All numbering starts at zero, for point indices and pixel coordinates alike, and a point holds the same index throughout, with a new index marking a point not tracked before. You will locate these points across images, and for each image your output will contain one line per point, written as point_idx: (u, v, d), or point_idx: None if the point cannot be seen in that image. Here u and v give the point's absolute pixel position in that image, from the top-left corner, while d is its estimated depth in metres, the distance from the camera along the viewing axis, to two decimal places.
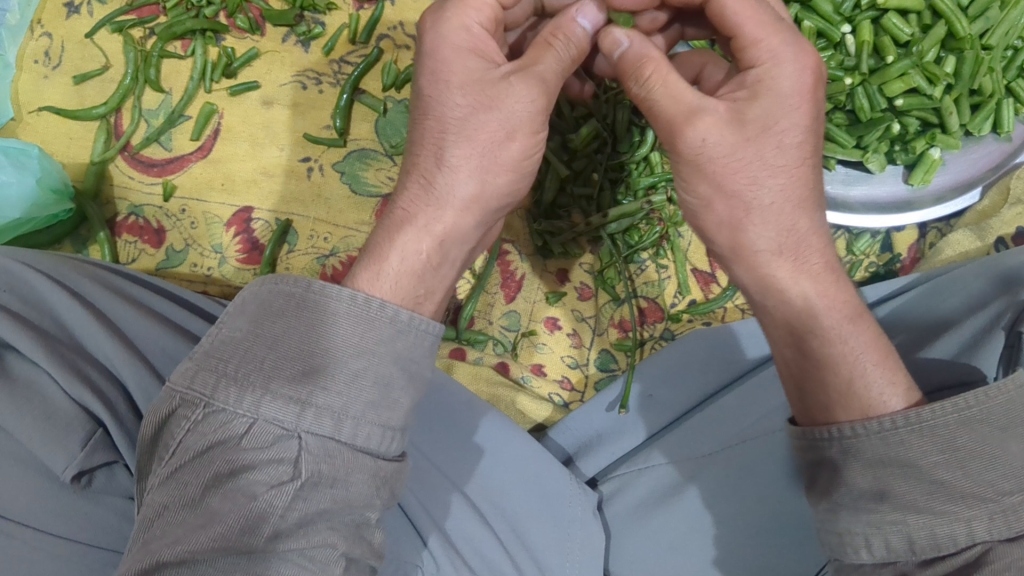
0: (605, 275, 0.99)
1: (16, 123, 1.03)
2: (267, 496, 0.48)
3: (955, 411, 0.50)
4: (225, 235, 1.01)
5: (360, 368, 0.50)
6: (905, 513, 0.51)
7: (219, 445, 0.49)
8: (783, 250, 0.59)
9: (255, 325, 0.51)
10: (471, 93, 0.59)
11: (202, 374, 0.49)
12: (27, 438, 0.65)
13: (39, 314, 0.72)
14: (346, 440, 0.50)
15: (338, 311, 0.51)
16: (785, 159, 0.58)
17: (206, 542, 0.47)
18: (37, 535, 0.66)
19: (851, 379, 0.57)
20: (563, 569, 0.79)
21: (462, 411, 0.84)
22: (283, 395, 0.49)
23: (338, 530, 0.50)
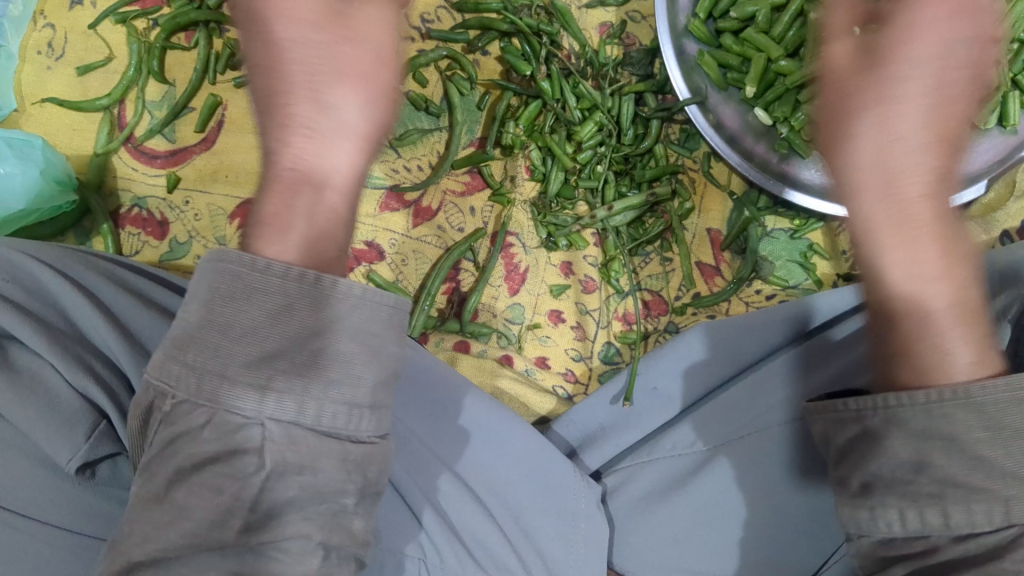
0: (610, 266, 0.98)
1: (19, 115, 1.03)
2: (235, 488, 0.47)
3: (1009, 389, 0.50)
4: (229, 227, 1.01)
5: (320, 345, 0.49)
6: (944, 486, 0.51)
7: (183, 437, 0.47)
8: (892, 187, 0.51)
9: (205, 310, 0.47)
10: (325, 26, 0.52)
11: (168, 363, 0.47)
12: (31, 430, 0.65)
13: (45, 306, 0.72)
14: (311, 425, 0.48)
15: (286, 292, 0.48)
16: (911, 87, 0.50)
17: (176, 539, 0.47)
18: (44, 527, 0.66)
19: (927, 342, 0.53)
20: (567, 561, 0.79)
21: (447, 397, 0.83)
22: (242, 382, 0.47)
23: (314, 521, 0.48)
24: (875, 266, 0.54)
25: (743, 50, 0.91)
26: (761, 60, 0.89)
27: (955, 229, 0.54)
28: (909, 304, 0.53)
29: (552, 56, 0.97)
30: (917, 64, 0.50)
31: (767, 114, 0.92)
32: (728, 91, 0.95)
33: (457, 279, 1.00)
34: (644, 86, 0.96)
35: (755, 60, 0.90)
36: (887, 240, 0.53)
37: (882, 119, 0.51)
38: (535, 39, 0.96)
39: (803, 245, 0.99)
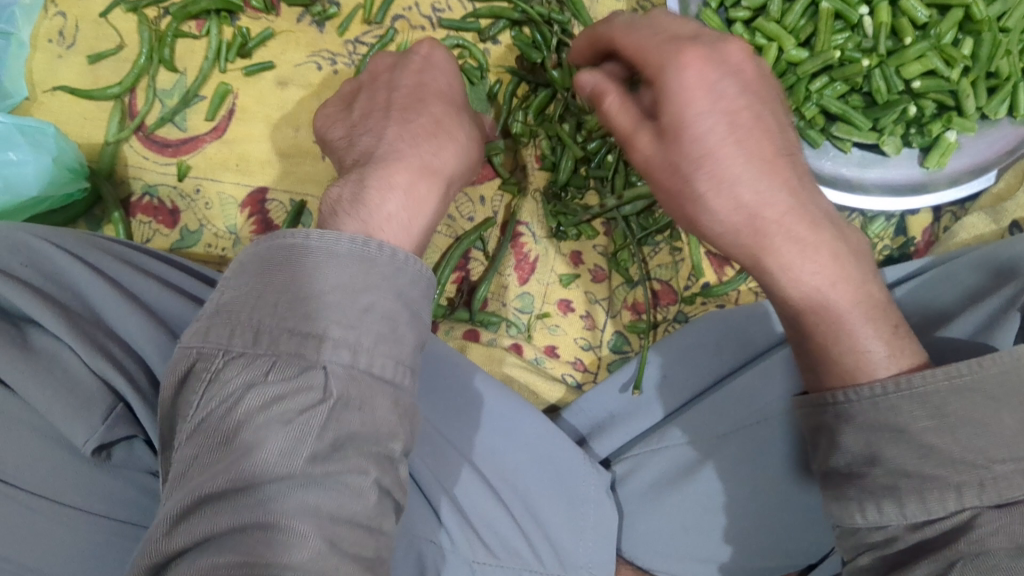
0: (620, 257, 0.99)
1: (31, 103, 1.03)
2: (299, 422, 0.48)
3: (945, 378, 0.54)
4: (239, 215, 1.01)
5: (369, 302, 0.51)
6: (896, 477, 0.55)
7: (241, 387, 0.48)
8: (759, 220, 0.58)
9: (259, 277, 0.52)
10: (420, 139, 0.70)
11: (217, 327, 0.50)
12: (48, 410, 0.65)
13: (61, 291, 0.72)
14: (367, 370, 0.50)
15: (340, 250, 0.52)
16: (705, 140, 0.56)
17: (247, 470, 0.46)
18: (60, 509, 0.66)
19: (841, 345, 0.60)
20: (579, 547, 0.80)
21: (458, 382, 0.83)
22: (299, 331, 0.50)
23: (370, 457, 0.49)
24: (775, 281, 0.61)
25: (755, 39, 0.90)
26: (772, 50, 0.90)
27: (829, 240, 0.60)
28: (812, 313, 0.61)
29: (564, 46, 0.96)
30: (703, 126, 0.56)
31: None
32: None
33: (467, 268, 1.00)
34: None
35: (767, 49, 0.90)
36: (781, 256, 0.59)
37: (711, 186, 0.57)
38: (546, 28, 0.95)
39: None
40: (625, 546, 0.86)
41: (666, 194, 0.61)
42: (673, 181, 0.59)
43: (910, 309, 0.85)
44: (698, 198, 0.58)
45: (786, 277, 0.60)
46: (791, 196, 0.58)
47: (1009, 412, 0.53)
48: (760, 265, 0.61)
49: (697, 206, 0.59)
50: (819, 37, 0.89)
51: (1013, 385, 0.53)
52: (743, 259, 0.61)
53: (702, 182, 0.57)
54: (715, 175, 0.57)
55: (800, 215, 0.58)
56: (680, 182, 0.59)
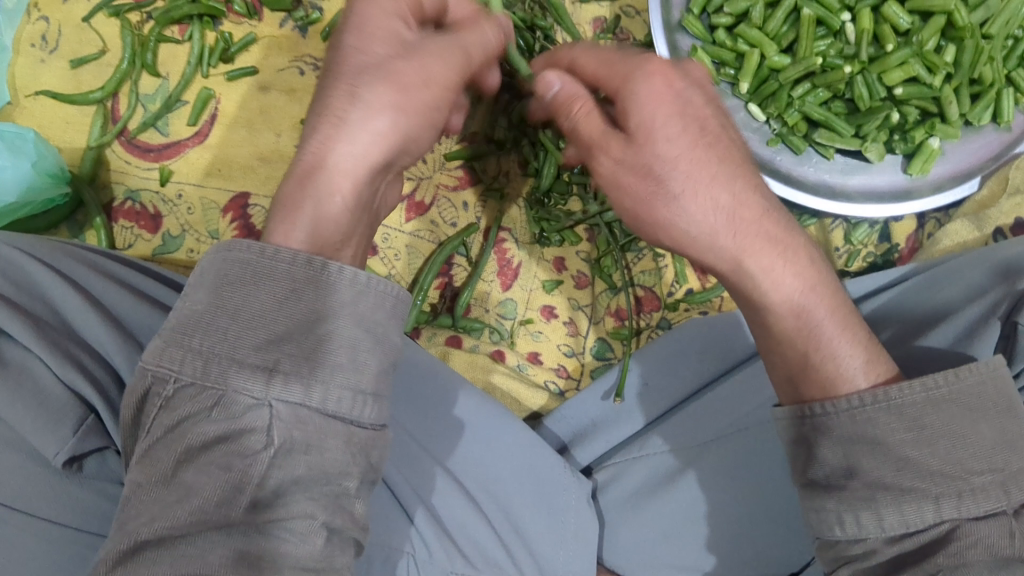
0: (602, 263, 0.98)
1: (12, 107, 1.03)
2: (244, 465, 0.49)
3: (923, 392, 0.54)
4: (221, 222, 1.00)
5: (328, 334, 0.51)
6: (874, 489, 0.54)
7: (189, 419, 0.49)
8: (722, 230, 0.59)
9: (214, 296, 0.50)
10: (387, 44, 0.60)
11: (170, 349, 0.49)
12: (18, 424, 0.65)
13: (34, 300, 0.72)
14: (317, 406, 0.50)
15: (293, 277, 0.51)
16: (672, 150, 0.58)
17: (184, 516, 0.47)
18: (31, 519, 0.66)
19: (814, 355, 0.60)
20: (553, 562, 0.80)
21: (438, 392, 0.82)
22: (251, 364, 0.49)
23: (319, 500, 0.50)
24: (752, 293, 0.62)
25: (738, 46, 0.90)
26: (755, 56, 0.90)
27: (801, 249, 0.61)
28: (788, 322, 0.61)
29: (547, 52, 0.95)
30: (665, 141, 0.58)
31: (760, 110, 0.92)
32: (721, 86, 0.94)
33: (450, 273, 1.00)
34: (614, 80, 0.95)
35: (749, 56, 0.90)
36: (759, 264, 0.60)
37: (691, 190, 0.58)
38: (529, 35, 0.94)
39: None
40: (604, 554, 0.85)
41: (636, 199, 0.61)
42: (645, 182, 0.60)
43: (891, 317, 0.85)
44: (674, 201, 0.59)
45: (763, 283, 0.60)
46: (760, 205, 0.60)
47: (987, 423, 0.53)
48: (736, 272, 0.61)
49: (672, 207, 0.59)
50: (801, 44, 0.89)
51: (988, 397, 0.54)
52: (720, 266, 0.62)
53: (683, 183, 0.58)
54: (694, 179, 0.58)
55: (772, 221, 0.61)
56: (655, 185, 0.59)
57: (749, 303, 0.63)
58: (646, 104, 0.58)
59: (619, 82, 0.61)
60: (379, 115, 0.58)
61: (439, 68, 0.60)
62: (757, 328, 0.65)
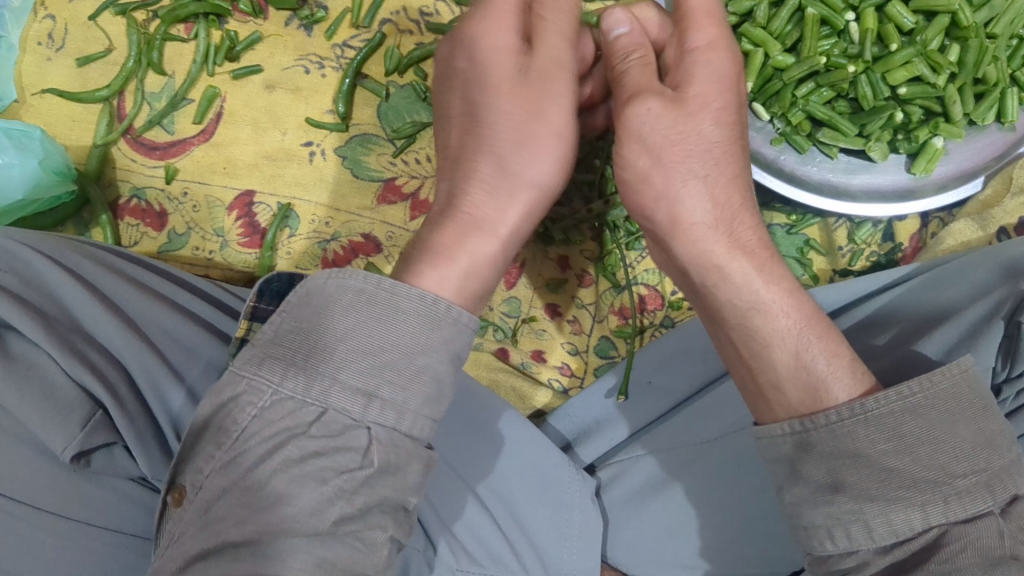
0: (606, 262, 0.99)
1: (19, 105, 1.04)
2: (338, 480, 0.50)
3: (898, 400, 0.53)
4: (227, 219, 1.01)
5: (422, 365, 0.52)
6: (860, 502, 0.53)
7: (290, 434, 0.51)
8: (717, 222, 0.64)
9: (319, 317, 0.52)
10: (518, 99, 0.65)
11: (271, 361, 0.51)
12: (27, 418, 0.65)
13: (42, 297, 0.72)
14: (406, 430, 0.52)
15: (417, 311, 0.53)
16: (711, 143, 0.65)
17: (274, 522, 0.50)
18: (38, 513, 0.67)
19: (795, 352, 0.61)
20: (570, 559, 0.80)
21: (463, 401, 0.82)
22: (353, 387, 0.51)
23: (389, 513, 0.52)
24: (734, 298, 0.63)
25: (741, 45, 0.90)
26: (759, 55, 0.90)
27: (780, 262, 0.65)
28: (767, 321, 0.62)
29: None
30: (688, 137, 0.64)
31: (763, 109, 0.92)
32: None
33: None
34: None
35: (753, 55, 0.90)
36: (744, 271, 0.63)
37: (691, 169, 0.64)
38: None
39: (801, 240, 0.98)
40: (608, 552, 0.85)
41: (642, 171, 0.65)
42: (671, 152, 0.64)
43: (891, 317, 0.85)
44: (699, 171, 0.64)
45: (746, 282, 0.63)
46: (746, 199, 0.66)
47: (965, 424, 0.53)
48: (721, 266, 0.64)
49: (689, 186, 0.64)
50: (805, 43, 0.89)
51: (963, 396, 0.53)
52: (700, 264, 0.65)
53: (704, 157, 0.64)
54: (691, 158, 0.64)
55: (748, 212, 0.66)
56: (678, 157, 0.64)
57: (715, 307, 0.65)
58: (701, 81, 0.65)
59: (701, 41, 0.66)
60: (529, 171, 0.64)
61: (509, 96, 0.65)
62: (712, 326, 0.68)
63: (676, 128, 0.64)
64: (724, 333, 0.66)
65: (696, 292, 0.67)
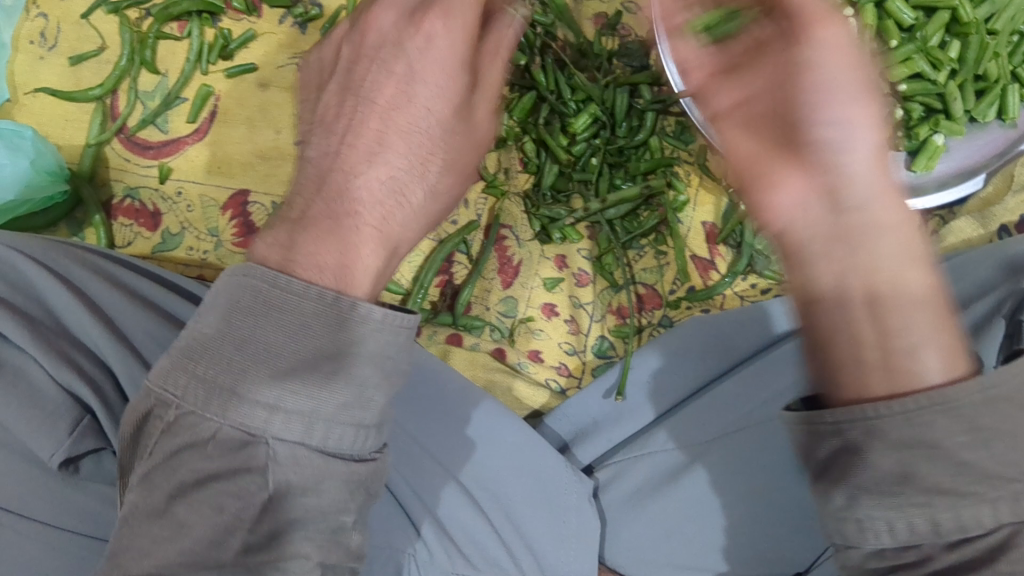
0: (604, 261, 0.97)
1: (11, 104, 1.03)
2: (236, 508, 0.47)
3: (982, 390, 0.45)
4: (220, 219, 1.00)
5: (330, 371, 0.48)
6: (931, 495, 0.46)
7: (190, 448, 0.48)
8: (885, 146, 0.51)
9: (222, 322, 0.48)
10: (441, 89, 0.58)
11: (174, 373, 0.48)
12: (15, 426, 0.65)
13: (29, 300, 0.71)
14: (315, 445, 0.48)
15: (304, 310, 0.49)
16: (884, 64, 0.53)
17: (174, 555, 0.46)
18: (27, 521, 0.66)
19: (923, 330, 0.47)
20: (558, 563, 0.79)
21: (445, 395, 0.82)
22: (256, 397, 0.47)
23: (314, 539, 0.48)
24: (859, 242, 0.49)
25: None
26: None
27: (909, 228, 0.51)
28: (902, 286, 0.48)
29: (548, 47, 0.95)
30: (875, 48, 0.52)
31: None
32: None
33: (450, 271, 0.99)
34: (639, 77, 0.94)
35: None
36: (877, 221, 0.49)
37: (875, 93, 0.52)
38: (532, 31, 0.94)
39: None
40: (606, 554, 0.84)
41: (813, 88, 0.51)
42: (864, 69, 0.51)
43: None
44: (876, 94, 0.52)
45: (881, 229, 0.49)
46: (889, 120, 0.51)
47: None
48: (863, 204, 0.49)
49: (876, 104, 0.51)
50: None
51: None
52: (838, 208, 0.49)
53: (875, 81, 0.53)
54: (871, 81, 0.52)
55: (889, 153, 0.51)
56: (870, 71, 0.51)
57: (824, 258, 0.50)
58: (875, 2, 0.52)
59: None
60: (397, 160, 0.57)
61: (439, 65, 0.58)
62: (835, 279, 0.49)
63: (861, 52, 0.52)
64: (858, 284, 0.48)
65: (842, 226, 0.49)
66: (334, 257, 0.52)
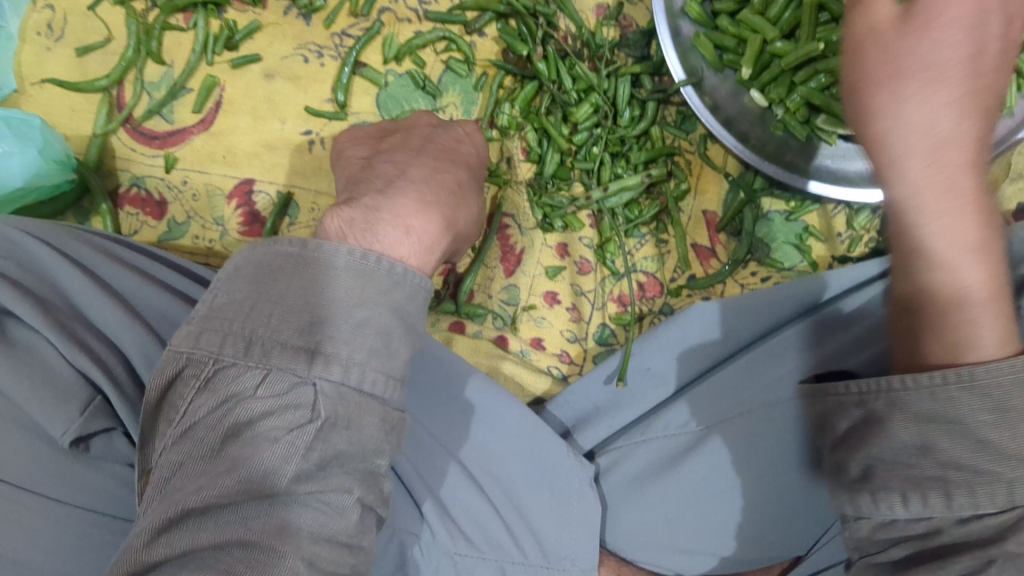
0: (605, 248, 0.99)
1: (19, 95, 1.04)
2: (288, 438, 0.49)
3: (1012, 371, 0.50)
4: (226, 208, 1.01)
5: (364, 316, 0.52)
6: (946, 469, 0.51)
7: (232, 399, 0.50)
8: (935, 158, 0.53)
9: (253, 286, 0.53)
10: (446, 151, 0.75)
11: (208, 334, 0.51)
12: (26, 404, 0.65)
13: (39, 282, 0.72)
14: (356, 386, 0.51)
15: (333, 262, 0.53)
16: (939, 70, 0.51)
17: (231, 485, 0.48)
18: (39, 499, 0.67)
19: (960, 321, 0.55)
20: (563, 541, 0.80)
21: (446, 380, 0.82)
22: (293, 346, 0.51)
23: (354, 475, 0.51)
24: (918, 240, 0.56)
25: (740, 31, 0.91)
26: (756, 41, 0.90)
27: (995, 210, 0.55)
28: (954, 285, 0.56)
29: (549, 38, 0.97)
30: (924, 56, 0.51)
31: (762, 96, 0.92)
32: (725, 72, 0.96)
33: (452, 260, 1.00)
34: (641, 67, 0.96)
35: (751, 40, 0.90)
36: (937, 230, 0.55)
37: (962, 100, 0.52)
38: (531, 21, 0.96)
39: (799, 227, 0.99)
40: (607, 538, 0.86)
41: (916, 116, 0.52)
42: (944, 82, 0.51)
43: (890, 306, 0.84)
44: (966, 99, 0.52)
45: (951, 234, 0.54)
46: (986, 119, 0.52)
47: None
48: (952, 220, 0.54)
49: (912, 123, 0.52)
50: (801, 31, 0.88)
51: None
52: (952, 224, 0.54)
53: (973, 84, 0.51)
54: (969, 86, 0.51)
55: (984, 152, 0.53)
56: (913, 90, 0.52)
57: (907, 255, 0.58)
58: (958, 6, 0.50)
59: None
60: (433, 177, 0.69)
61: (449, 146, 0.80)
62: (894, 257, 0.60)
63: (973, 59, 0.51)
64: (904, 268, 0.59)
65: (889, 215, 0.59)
66: (425, 225, 0.62)
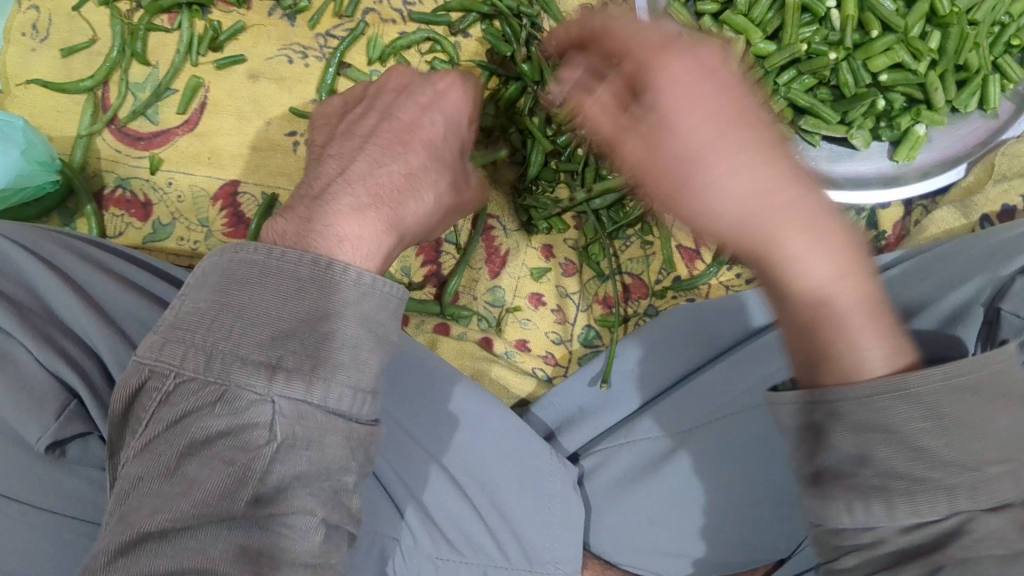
0: (590, 251, 0.98)
1: (4, 96, 1.03)
2: (248, 459, 0.50)
3: (943, 379, 0.50)
4: (211, 209, 1.01)
5: (332, 330, 0.53)
6: (886, 478, 0.50)
7: (191, 414, 0.50)
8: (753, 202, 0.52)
9: (218, 294, 0.53)
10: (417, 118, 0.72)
11: (170, 345, 0.51)
12: (1, 406, 0.65)
13: (17, 286, 0.72)
14: (318, 401, 0.52)
15: (299, 275, 0.54)
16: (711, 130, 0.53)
17: (187, 509, 0.48)
18: (14, 504, 0.67)
19: (844, 350, 0.53)
20: (543, 544, 0.80)
21: (428, 381, 0.83)
22: (254, 360, 0.51)
23: (318, 496, 0.52)
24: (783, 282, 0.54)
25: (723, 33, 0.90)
26: (740, 43, 0.89)
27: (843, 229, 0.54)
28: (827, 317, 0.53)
29: (533, 39, 0.96)
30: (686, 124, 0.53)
31: None
32: None
33: (437, 260, 1.00)
34: None
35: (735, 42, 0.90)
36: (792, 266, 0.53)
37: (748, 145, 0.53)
38: (515, 21, 0.96)
39: None
40: (591, 540, 0.85)
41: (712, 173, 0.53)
42: (728, 134, 0.53)
43: None
44: (751, 144, 0.53)
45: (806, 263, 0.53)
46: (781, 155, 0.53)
47: (1004, 412, 0.50)
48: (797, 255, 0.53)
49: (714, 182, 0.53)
50: (786, 31, 0.89)
51: (999, 382, 0.51)
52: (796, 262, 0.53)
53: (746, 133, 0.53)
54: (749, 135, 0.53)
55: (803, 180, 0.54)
56: (702, 153, 0.53)
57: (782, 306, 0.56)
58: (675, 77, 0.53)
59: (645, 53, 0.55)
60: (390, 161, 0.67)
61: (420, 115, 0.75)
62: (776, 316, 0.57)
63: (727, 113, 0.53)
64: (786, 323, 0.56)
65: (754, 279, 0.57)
66: (359, 230, 0.61)
